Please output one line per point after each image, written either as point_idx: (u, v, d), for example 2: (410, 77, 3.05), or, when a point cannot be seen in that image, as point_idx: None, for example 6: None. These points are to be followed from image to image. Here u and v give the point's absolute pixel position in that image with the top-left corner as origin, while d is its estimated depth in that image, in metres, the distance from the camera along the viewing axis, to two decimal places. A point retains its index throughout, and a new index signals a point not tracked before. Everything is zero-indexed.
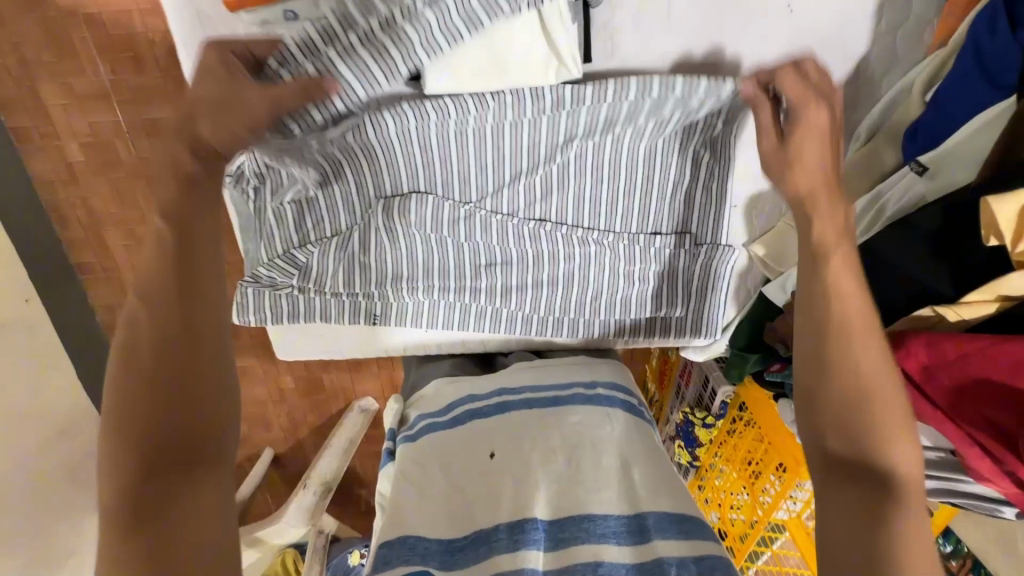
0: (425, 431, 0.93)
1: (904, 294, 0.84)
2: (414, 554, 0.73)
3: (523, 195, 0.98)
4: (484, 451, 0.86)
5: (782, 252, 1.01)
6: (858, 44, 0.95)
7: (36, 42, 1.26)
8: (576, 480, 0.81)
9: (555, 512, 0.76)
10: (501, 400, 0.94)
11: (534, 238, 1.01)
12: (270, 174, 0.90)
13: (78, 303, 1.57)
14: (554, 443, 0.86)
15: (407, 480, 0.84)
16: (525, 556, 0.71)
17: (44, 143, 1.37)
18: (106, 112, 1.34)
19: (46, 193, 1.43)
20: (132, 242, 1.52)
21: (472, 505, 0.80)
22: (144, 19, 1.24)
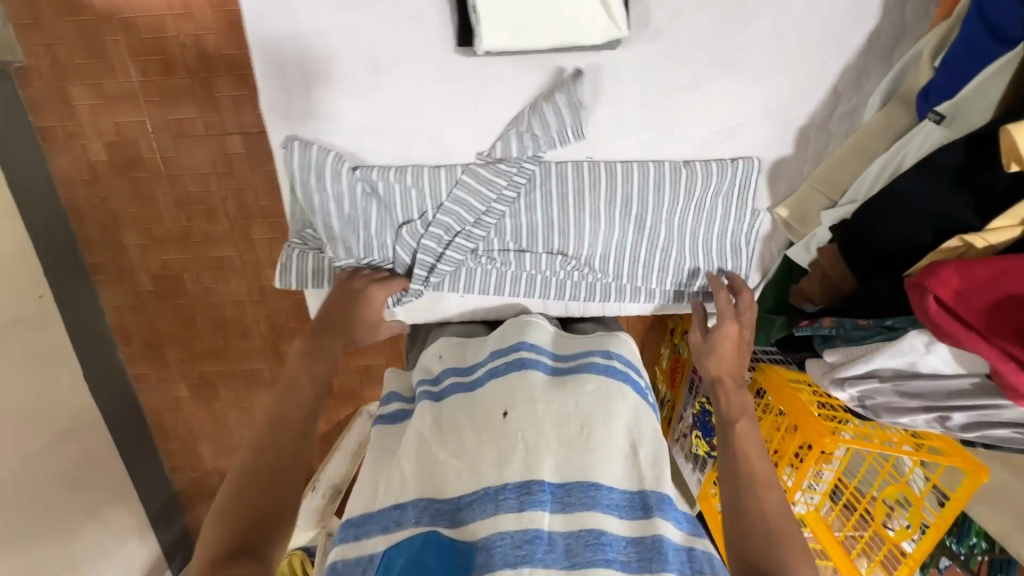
0: (447, 391, 0.86)
1: (931, 228, 0.79)
2: (426, 514, 0.72)
3: (568, 176, 1.01)
4: (497, 410, 0.78)
5: (807, 213, 1.00)
6: (868, 21, 0.93)
7: (70, 46, 1.31)
8: (588, 449, 0.75)
9: (563, 475, 0.73)
10: (519, 355, 0.85)
11: (578, 210, 1.03)
12: (339, 177, 0.98)
13: (89, 303, 1.57)
14: (572, 402, 0.78)
15: (419, 435, 0.79)
16: (530, 518, 0.68)
17: (68, 142, 1.41)
18: (133, 113, 1.38)
19: (66, 192, 1.46)
20: (147, 242, 1.52)
21: (483, 462, 0.74)
22: (177, 24, 1.29)
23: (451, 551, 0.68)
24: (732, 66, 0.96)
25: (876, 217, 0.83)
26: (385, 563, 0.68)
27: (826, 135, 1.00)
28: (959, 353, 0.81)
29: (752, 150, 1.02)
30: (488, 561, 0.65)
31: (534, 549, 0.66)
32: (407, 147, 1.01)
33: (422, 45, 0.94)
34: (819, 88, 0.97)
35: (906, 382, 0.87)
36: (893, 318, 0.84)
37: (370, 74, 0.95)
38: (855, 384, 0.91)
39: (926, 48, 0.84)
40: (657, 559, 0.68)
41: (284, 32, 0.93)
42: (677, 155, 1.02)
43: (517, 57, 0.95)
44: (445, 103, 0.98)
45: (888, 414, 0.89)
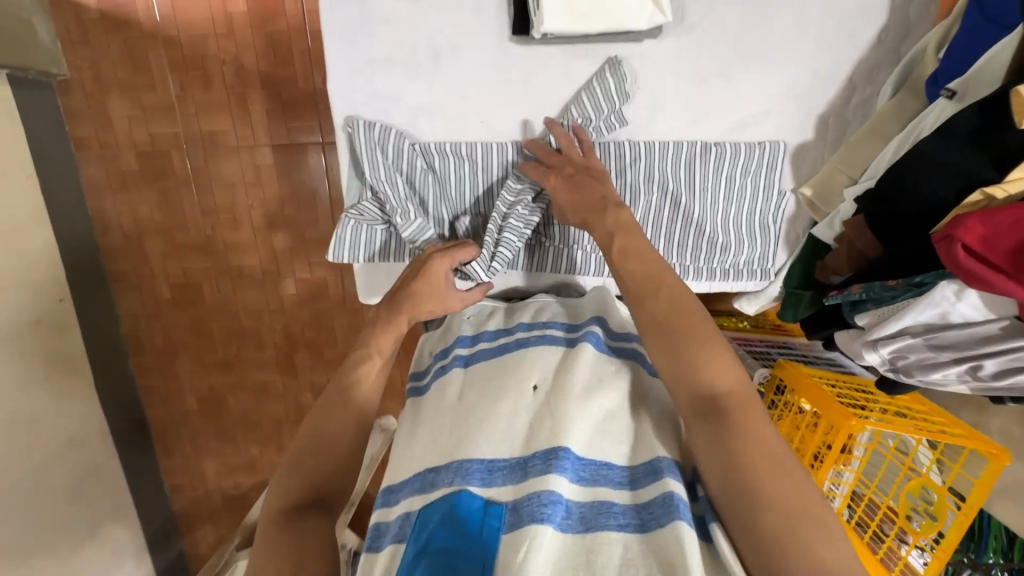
0: (479, 356, 0.83)
1: (954, 185, 0.66)
2: (456, 475, 0.68)
3: (621, 153, 0.87)
4: (528, 382, 0.76)
5: (831, 191, 0.85)
6: (878, 17, 0.80)
7: (114, 61, 1.39)
8: (609, 430, 0.71)
9: (588, 450, 0.68)
10: (547, 332, 0.83)
11: (640, 188, 0.89)
12: (384, 143, 0.87)
13: (106, 311, 1.58)
14: (599, 379, 0.74)
15: (448, 405, 0.78)
16: (552, 479, 0.63)
17: (101, 150, 1.45)
18: (169, 124, 1.44)
19: (94, 199, 1.49)
20: (169, 250, 1.54)
21: (515, 434, 0.71)
22: (218, 42, 1.37)
23: (480, 511, 0.64)
24: (757, 46, 0.82)
25: (902, 180, 0.70)
26: (419, 521, 0.66)
27: (845, 121, 0.86)
28: (987, 296, 0.69)
29: (777, 134, 0.87)
30: (517, 520, 0.61)
31: (554, 511, 0.60)
32: (462, 127, 0.89)
33: (480, 31, 0.83)
34: (835, 80, 0.84)
35: (938, 334, 0.74)
36: (921, 274, 0.72)
37: (431, 58, 0.85)
38: (886, 344, 0.77)
39: (928, 43, 0.76)
40: (670, 511, 0.60)
41: (355, 24, 0.83)
42: (711, 139, 0.88)
43: (568, 44, 0.84)
44: (501, 81, 0.86)
45: (920, 373, 0.76)
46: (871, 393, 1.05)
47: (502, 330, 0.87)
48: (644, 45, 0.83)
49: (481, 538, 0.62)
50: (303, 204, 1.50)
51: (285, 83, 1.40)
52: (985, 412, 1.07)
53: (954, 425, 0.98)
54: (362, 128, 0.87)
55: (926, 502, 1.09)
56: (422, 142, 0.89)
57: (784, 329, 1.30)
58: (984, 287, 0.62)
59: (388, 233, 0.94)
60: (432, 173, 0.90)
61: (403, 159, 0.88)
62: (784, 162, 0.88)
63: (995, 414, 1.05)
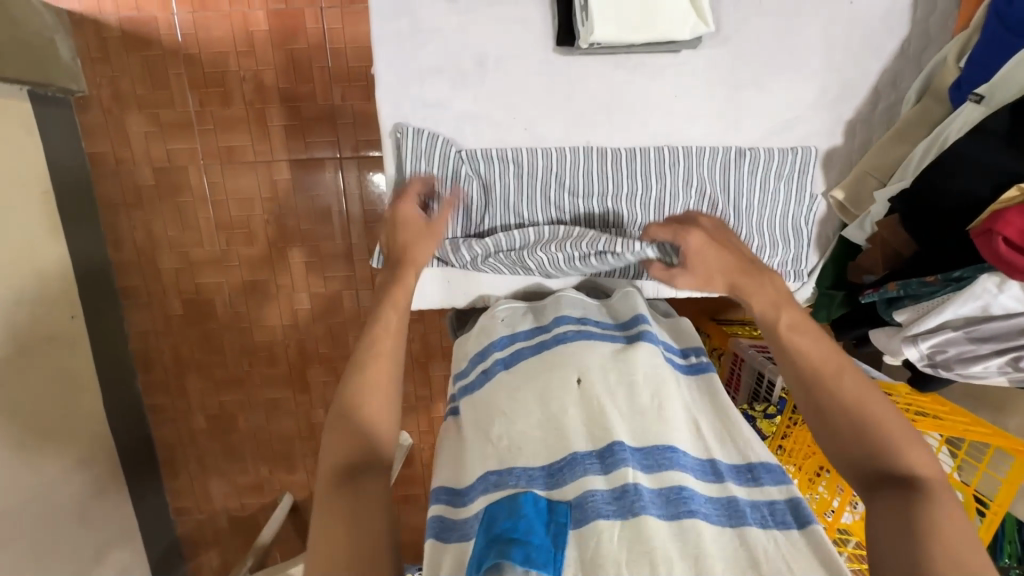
0: (518, 357, 0.83)
1: (990, 182, 0.70)
2: (520, 479, 0.67)
3: (656, 158, 0.90)
4: (570, 376, 0.75)
5: (861, 194, 0.89)
6: (899, 30, 0.85)
7: (134, 77, 1.40)
8: (660, 416, 0.71)
9: (642, 439, 0.69)
10: (585, 329, 0.83)
11: (680, 189, 0.91)
12: (428, 150, 0.89)
13: (115, 327, 1.55)
14: (631, 373, 0.75)
15: (495, 407, 0.76)
16: (619, 475, 0.64)
17: (117, 166, 1.45)
18: (186, 140, 1.44)
19: (108, 215, 1.49)
20: (183, 264, 1.53)
21: (566, 429, 0.70)
22: (239, 60, 1.39)
23: (547, 510, 0.62)
24: (785, 58, 0.86)
25: (935, 180, 0.74)
26: (487, 518, 0.61)
27: (870, 128, 0.90)
28: None
29: (807, 140, 0.91)
30: (583, 516, 0.61)
31: (627, 499, 0.61)
32: (504, 133, 0.91)
33: (520, 42, 0.86)
34: (859, 89, 0.88)
35: (979, 327, 0.77)
36: (960, 269, 0.76)
37: (475, 67, 0.87)
38: (927, 338, 0.80)
39: (949, 53, 0.82)
40: (736, 515, 0.63)
41: (404, 35, 0.85)
42: (744, 145, 0.91)
43: (603, 56, 0.87)
44: (545, 91, 0.89)
45: (959, 366, 0.80)
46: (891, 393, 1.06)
47: (537, 329, 0.88)
48: (682, 54, 0.87)
49: (551, 531, 0.59)
50: (320, 219, 1.51)
51: (305, 101, 1.42)
52: (1003, 414, 1.09)
53: (977, 424, 0.98)
54: (409, 136, 0.88)
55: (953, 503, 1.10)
56: (467, 148, 0.91)
57: None
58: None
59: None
60: (477, 179, 0.91)
61: (449, 165, 0.90)
62: (816, 165, 0.91)
63: (1012, 415, 1.07)
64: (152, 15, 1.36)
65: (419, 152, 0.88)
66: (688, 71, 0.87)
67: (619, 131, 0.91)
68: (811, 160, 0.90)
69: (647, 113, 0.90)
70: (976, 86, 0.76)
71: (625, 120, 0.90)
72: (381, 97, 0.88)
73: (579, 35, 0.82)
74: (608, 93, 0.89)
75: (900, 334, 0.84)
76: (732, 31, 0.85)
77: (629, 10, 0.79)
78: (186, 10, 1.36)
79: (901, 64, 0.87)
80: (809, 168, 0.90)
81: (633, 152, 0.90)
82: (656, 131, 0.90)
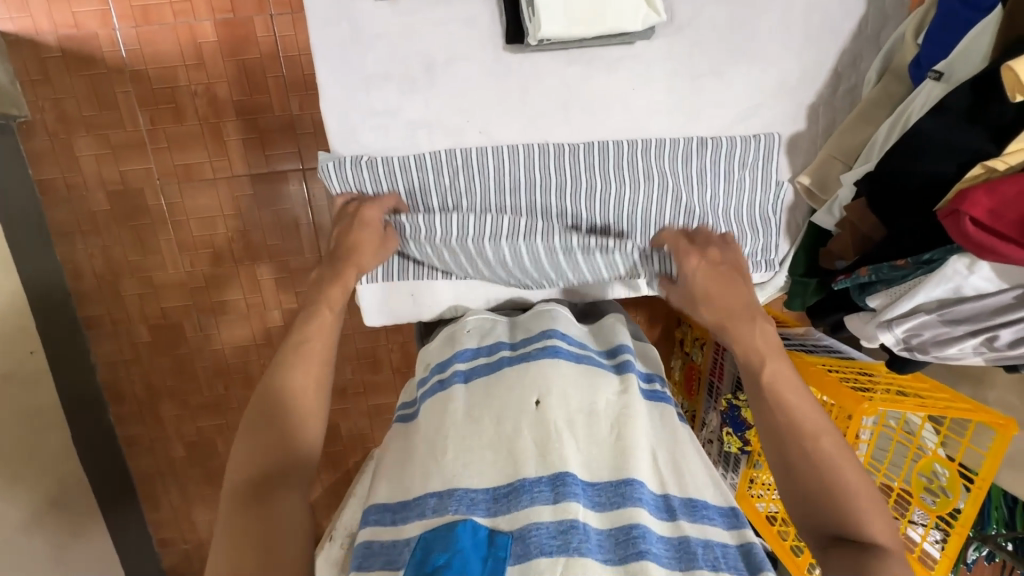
0: (478, 371, 0.83)
1: (955, 160, 0.69)
2: (461, 504, 0.68)
3: (620, 152, 0.87)
4: (529, 398, 0.76)
5: (828, 177, 0.88)
6: (855, 10, 0.84)
7: (80, 98, 1.33)
8: (619, 448, 0.73)
9: (594, 475, 0.71)
10: (552, 344, 0.82)
11: (647, 181, 0.88)
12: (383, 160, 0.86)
13: (80, 361, 1.49)
14: (598, 399, 0.77)
15: (453, 425, 0.75)
16: (566, 507, 0.65)
17: (68, 192, 1.39)
18: (139, 161, 1.38)
19: (62, 244, 1.42)
20: (147, 289, 1.48)
21: (521, 455, 0.70)
22: (189, 74, 1.34)
23: (486, 542, 0.65)
24: (744, 44, 0.84)
25: (900, 162, 0.72)
26: (422, 548, 0.64)
27: (834, 110, 0.89)
28: (1000, 267, 0.71)
29: (770, 127, 0.89)
30: (524, 551, 0.63)
31: (571, 537, 0.63)
32: (461, 136, 0.87)
33: (472, 40, 0.83)
34: (820, 72, 0.87)
35: (951, 309, 0.76)
36: (930, 252, 0.73)
37: (425, 71, 0.84)
38: (902, 323, 0.79)
39: (907, 30, 0.81)
40: (687, 559, 0.66)
41: (347, 42, 0.82)
42: (706, 134, 0.89)
43: (557, 50, 0.84)
44: (499, 91, 0.86)
45: (935, 349, 0.79)
46: (875, 378, 1.06)
47: (502, 342, 0.88)
48: (637, 46, 0.84)
49: (488, 566, 0.62)
50: (287, 233, 1.46)
51: (262, 112, 1.37)
52: (981, 387, 1.11)
53: (958, 400, 1.02)
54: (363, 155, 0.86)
55: (938, 480, 1.09)
56: (422, 153, 0.87)
57: (777, 320, 1.30)
58: (999, 258, 0.65)
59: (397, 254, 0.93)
60: (437, 184, 0.88)
61: (401, 178, 0.86)
62: (781, 150, 0.90)
63: (991, 388, 1.09)
64: (93, 32, 1.30)
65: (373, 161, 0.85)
66: (647, 62, 0.85)
67: (578, 128, 0.88)
68: (775, 148, 0.89)
69: (606, 108, 0.87)
70: (936, 63, 0.75)
71: (583, 119, 0.88)
72: (331, 110, 0.84)
73: (527, 32, 0.80)
74: (562, 90, 0.86)
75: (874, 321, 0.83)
76: (687, 16, 0.83)
77: (576, 5, 0.77)
78: (129, 24, 1.30)
79: (860, 44, 0.86)
80: (774, 155, 0.89)
81: (591, 145, 0.87)
82: (616, 129, 0.88)
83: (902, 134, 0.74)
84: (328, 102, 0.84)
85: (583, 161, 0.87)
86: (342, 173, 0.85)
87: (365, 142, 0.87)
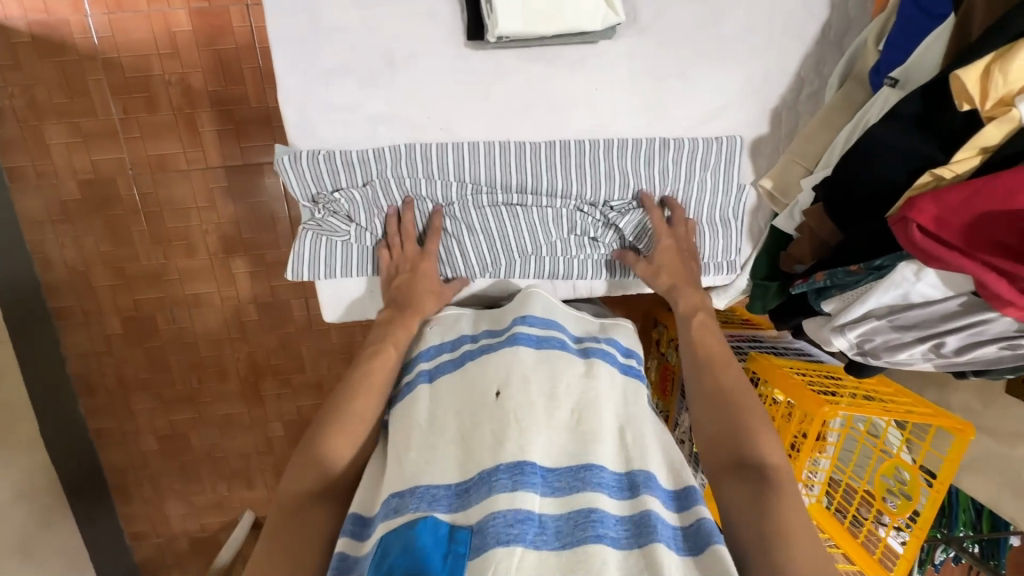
0: (442, 369, 0.83)
1: (905, 167, 0.70)
2: (422, 501, 0.68)
3: (584, 154, 0.88)
4: (490, 390, 0.76)
5: (789, 182, 0.88)
6: (820, 12, 0.84)
7: (49, 84, 1.30)
8: (579, 434, 0.75)
9: (555, 461, 0.72)
10: (515, 332, 0.82)
11: (610, 181, 0.89)
12: (339, 156, 0.86)
13: (48, 353, 1.46)
14: (558, 385, 0.78)
15: (415, 425, 0.77)
16: (523, 496, 0.65)
17: (38, 180, 1.36)
18: (112, 150, 1.36)
19: (31, 234, 1.39)
20: (119, 281, 1.45)
21: (477, 443, 0.72)
22: (163, 63, 1.31)
23: (447, 538, 0.64)
24: (709, 46, 0.84)
25: (853, 167, 0.73)
26: (380, 549, 0.63)
27: (796, 114, 0.90)
28: (946, 274, 0.71)
29: (733, 130, 0.90)
30: (482, 544, 0.62)
31: (526, 528, 0.63)
32: (422, 132, 0.87)
33: (436, 35, 0.82)
34: (783, 77, 0.87)
35: (901, 314, 0.77)
36: (880, 258, 0.75)
37: (387, 66, 0.83)
38: (853, 328, 0.81)
39: (867, 37, 0.81)
40: (645, 534, 0.65)
41: (308, 34, 0.80)
42: (669, 136, 0.89)
43: (521, 47, 0.83)
44: (461, 88, 0.85)
45: (886, 353, 0.81)
46: (840, 380, 1.08)
47: (466, 337, 0.87)
48: (600, 45, 0.84)
49: (448, 562, 0.61)
50: (263, 226, 1.45)
51: (238, 103, 1.35)
52: (945, 390, 1.13)
53: (919, 404, 1.04)
54: (321, 150, 0.86)
55: (901, 483, 1.09)
56: (379, 149, 0.87)
57: (752, 323, 1.30)
58: (942, 264, 0.66)
59: (356, 250, 0.92)
60: (396, 182, 0.88)
61: (360, 170, 0.87)
62: (743, 152, 0.91)
63: (955, 391, 1.11)
64: (63, 17, 1.26)
65: (332, 157, 0.85)
66: (612, 62, 0.85)
67: (542, 127, 0.88)
68: (737, 151, 0.90)
69: (571, 106, 0.87)
70: (892, 70, 0.76)
71: (546, 117, 0.87)
72: (290, 103, 0.84)
73: (487, 28, 0.79)
74: (526, 87, 0.86)
75: (831, 327, 0.83)
76: (654, 17, 0.82)
77: (537, 4, 0.76)
78: (100, 10, 1.26)
79: (823, 48, 0.87)
80: (737, 157, 0.90)
81: (553, 143, 0.88)
82: (579, 128, 0.88)
83: (857, 138, 0.75)
84: (288, 95, 0.83)
85: (545, 162, 0.88)
86: (298, 171, 0.85)
87: (326, 138, 0.86)
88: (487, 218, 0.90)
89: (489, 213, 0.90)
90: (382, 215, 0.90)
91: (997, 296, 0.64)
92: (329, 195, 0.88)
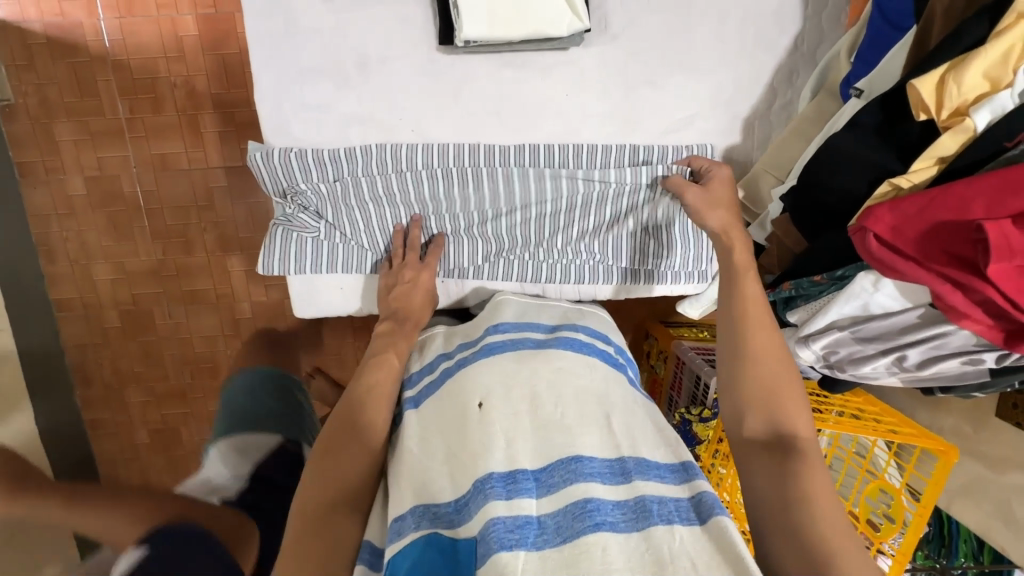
0: (426, 395, 0.82)
1: (866, 177, 0.71)
2: (422, 520, 0.67)
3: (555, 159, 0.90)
4: (472, 402, 0.75)
5: (759, 192, 0.89)
6: (791, 25, 0.85)
7: (62, 84, 1.35)
8: (564, 427, 0.72)
9: (545, 460, 0.69)
10: (487, 342, 0.83)
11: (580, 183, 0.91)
12: (311, 153, 0.87)
13: (48, 343, 1.50)
14: (535, 386, 0.76)
15: (409, 454, 0.74)
16: (519, 503, 0.64)
17: (47, 176, 1.40)
18: (118, 148, 1.40)
19: (38, 227, 1.43)
20: (120, 275, 1.49)
21: (469, 456, 0.70)
22: (169, 66, 1.35)
23: (452, 548, 0.63)
24: (682, 56, 0.85)
25: (819, 175, 0.74)
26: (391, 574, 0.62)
27: (768, 124, 0.91)
28: (905, 286, 0.72)
29: (704, 138, 0.91)
30: (485, 552, 0.59)
31: (526, 533, 0.61)
32: (394, 132, 0.89)
33: (412, 39, 0.84)
34: (755, 88, 0.88)
35: (862, 327, 0.78)
36: (842, 268, 0.75)
37: (359, 67, 0.85)
38: (818, 340, 0.81)
39: (840, 49, 0.82)
40: (643, 517, 0.64)
41: (284, 37, 0.83)
42: (639, 143, 0.91)
43: (490, 53, 0.84)
44: (433, 92, 0.87)
45: (851, 366, 0.82)
46: (825, 397, 1.09)
47: (441, 355, 0.88)
48: (570, 52, 0.85)
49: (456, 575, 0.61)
50: (260, 225, 1.48)
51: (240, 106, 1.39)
52: (937, 412, 1.09)
53: (906, 425, 1.01)
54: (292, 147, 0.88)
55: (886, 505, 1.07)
56: (347, 146, 0.89)
57: None
58: (900, 274, 0.67)
59: (327, 246, 0.93)
60: (366, 178, 0.90)
61: (331, 167, 0.89)
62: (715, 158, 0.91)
63: (946, 413, 1.07)
64: (77, 21, 1.31)
65: (304, 154, 0.87)
66: (585, 71, 0.86)
67: (511, 130, 0.90)
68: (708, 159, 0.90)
69: (541, 113, 0.89)
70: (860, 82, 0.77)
71: (516, 120, 0.89)
72: (263, 102, 0.86)
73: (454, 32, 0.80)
74: (498, 91, 0.87)
75: (800, 340, 0.83)
76: (626, 29, 0.84)
77: (503, 8, 0.78)
78: (113, 14, 1.31)
79: (796, 61, 0.88)
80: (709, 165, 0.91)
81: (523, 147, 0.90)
82: (550, 131, 0.90)
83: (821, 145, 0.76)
84: (262, 93, 0.85)
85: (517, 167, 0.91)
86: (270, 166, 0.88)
87: (298, 135, 0.88)
88: (463, 220, 0.93)
89: (462, 231, 0.94)
90: (351, 213, 0.91)
91: (953, 307, 0.65)
92: (296, 189, 0.89)
